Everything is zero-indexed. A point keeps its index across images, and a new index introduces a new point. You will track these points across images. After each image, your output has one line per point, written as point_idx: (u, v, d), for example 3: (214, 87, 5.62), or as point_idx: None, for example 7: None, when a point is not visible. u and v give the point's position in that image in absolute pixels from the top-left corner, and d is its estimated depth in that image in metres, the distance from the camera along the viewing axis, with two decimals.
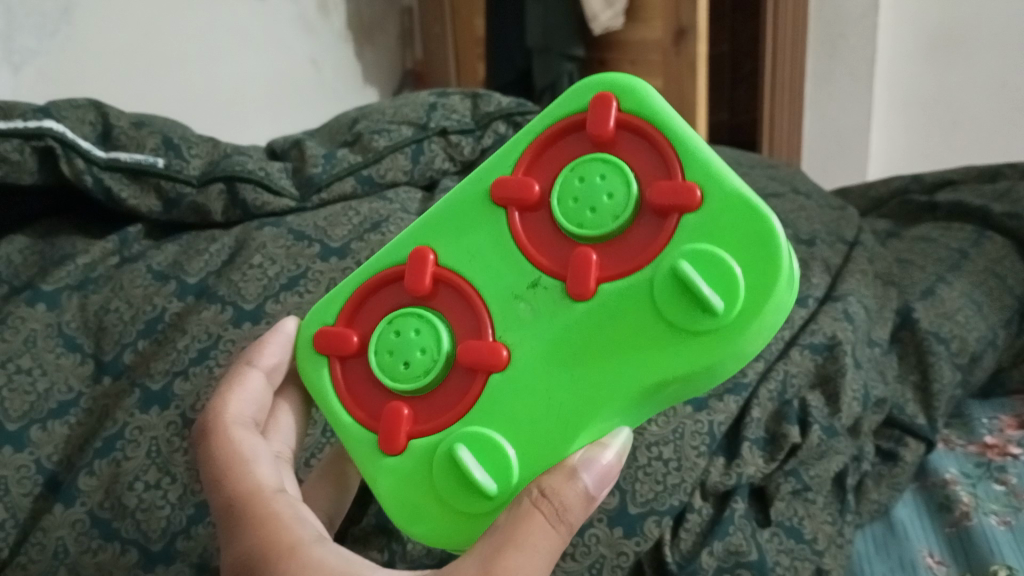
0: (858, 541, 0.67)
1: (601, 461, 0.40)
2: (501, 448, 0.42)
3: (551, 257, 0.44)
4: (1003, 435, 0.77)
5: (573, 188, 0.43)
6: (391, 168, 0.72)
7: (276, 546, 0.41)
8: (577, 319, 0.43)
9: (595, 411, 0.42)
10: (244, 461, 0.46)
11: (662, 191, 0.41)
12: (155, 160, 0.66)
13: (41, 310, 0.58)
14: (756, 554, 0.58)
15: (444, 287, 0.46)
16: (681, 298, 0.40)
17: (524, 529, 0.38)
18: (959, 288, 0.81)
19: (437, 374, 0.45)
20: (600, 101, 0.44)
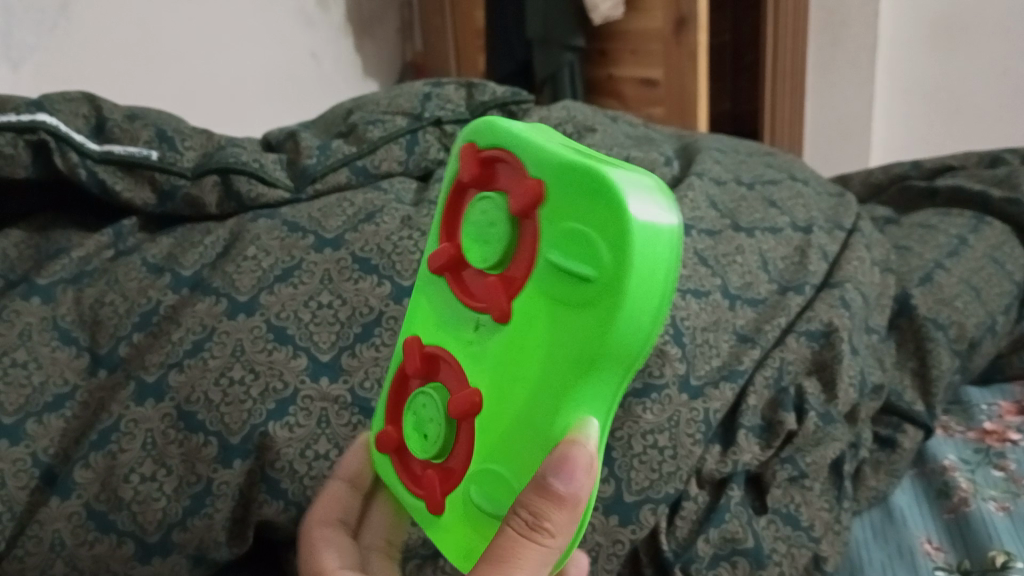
0: (856, 528, 0.67)
1: (575, 457, 0.34)
2: (495, 475, 0.37)
3: (476, 296, 0.39)
4: (1002, 420, 0.77)
5: (474, 231, 0.39)
6: (385, 159, 0.72)
7: None
8: (501, 338, 0.38)
9: (536, 414, 0.36)
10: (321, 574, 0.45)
11: (519, 195, 0.37)
12: (149, 153, 0.66)
13: (36, 303, 0.58)
14: (753, 542, 0.58)
15: (434, 353, 0.41)
16: (565, 281, 0.35)
17: (504, 549, 0.35)
18: (957, 274, 0.81)
19: (446, 429, 0.40)
20: (461, 154, 0.41)
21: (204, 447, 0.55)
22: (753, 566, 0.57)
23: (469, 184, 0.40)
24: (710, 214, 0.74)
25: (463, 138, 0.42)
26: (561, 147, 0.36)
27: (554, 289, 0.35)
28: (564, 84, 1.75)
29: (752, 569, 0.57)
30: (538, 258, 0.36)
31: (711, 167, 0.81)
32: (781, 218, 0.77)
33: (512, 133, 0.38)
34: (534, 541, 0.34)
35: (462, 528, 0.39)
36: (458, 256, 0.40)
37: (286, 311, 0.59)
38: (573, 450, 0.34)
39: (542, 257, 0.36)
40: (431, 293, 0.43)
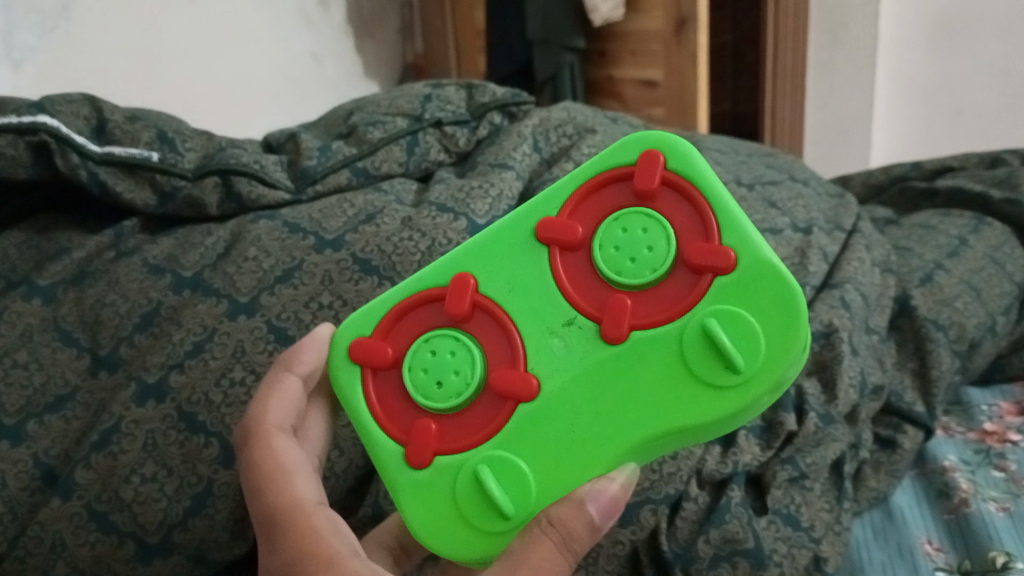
0: (856, 529, 0.67)
1: (607, 491, 0.40)
2: (523, 473, 0.43)
3: (590, 299, 0.44)
4: (1002, 421, 0.77)
5: (615, 238, 0.43)
6: (386, 160, 0.72)
7: (315, 555, 0.40)
8: (607, 357, 0.43)
9: (607, 443, 0.42)
10: (283, 473, 0.44)
11: (699, 250, 0.42)
12: (150, 154, 0.66)
13: (37, 304, 0.59)
14: (754, 542, 0.57)
15: (480, 313, 0.45)
16: (710, 355, 0.41)
17: (531, 557, 0.38)
18: (958, 275, 0.81)
19: (471, 398, 0.44)
20: (646, 156, 0.44)
21: (205, 448, 0.55)
22: (753, 567, 0.56)
23: (634, 191, 0.44)
24: None
25: (648, 142, 0.44)
26: (763, 245, 0.42)
27: (688, 351, 0.41)
28: (564, 84, 1.76)
29: (753, 569, 0.57)
30: (684, 314, 0.42)
31: (711, 168, 0.81)
32: (781, 218, 0.77)
33: (716, 188, 0.43)
34: (565, 554, 0.39)
35: (440, 495, 0.44)
36: (579, 246, 0.44)
37: (286, 312, 0.59)
38: (612, 487, 0.41)
39: (691, 316, 0.42)
40: (509, 251, 0.45)
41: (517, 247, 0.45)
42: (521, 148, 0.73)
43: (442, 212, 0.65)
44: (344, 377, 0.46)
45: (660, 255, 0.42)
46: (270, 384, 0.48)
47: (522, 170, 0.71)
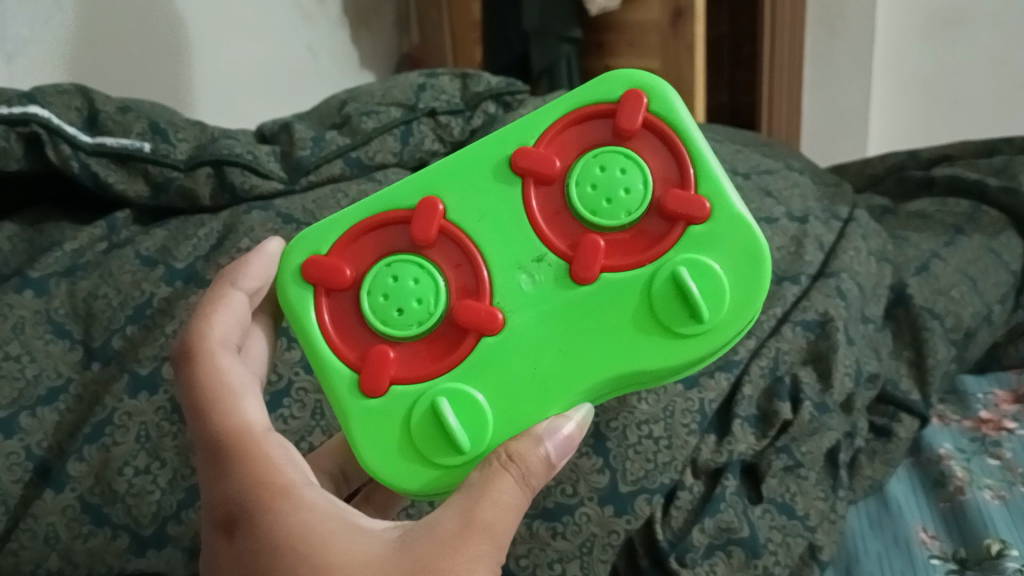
0: (851, 517, 0.67)
1: (563, 431, 0.41)
2: (481, 405, 0.44)
3: (560, 235, 0.45)
4: (998, 409, 0.77)
5: (592, 175, 0.45)
6: (380, 150, 0.71)
7: (269, 487, 0.40)
8: (577, 299, 0.45)
9: (570, 379, 0.45)
10: (232, 393, 0.44)
11: (675, 198, 0.44)
12: (142, 144, 0.65)
13: (29, 297, 0.58)
14: (748, 531, 0.58)
15: (445, 239, 0.46)
16: (677, 304, 0.44)
17: (492, 488, 0.39)
18: (955, 264, 0.80)
19: (433, 326, 0.45)
20: (631, 96, 0.45)
21: None
22: (748, 556, 0.57)
23: (616, 129, 0.45)
24: None
25: (633, 81, 0.46)
26: (738, 201, 0.44)
27: (655, 297, 0.44)
28: (562, 76, 1.74)
29: (748, 557, 0.58)
30: (655, 261, 0.44)
31: None
32: (777, 207, 0.76)
33: (695, 139, 0.45)
34: (525, 487, 0.39)
35: (397, 423, 0.45)
36: (554, 180, 0.45)
37: None
38: (567, 427, 0.42)
39: (661, 263, 0.44)
40: (480, 179, 0.46)
41: (490, 175, 0.46)
42: None
43: None
44: (308, 295, 0.46)
45: (635, 198, 0.44)
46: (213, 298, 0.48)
47: None
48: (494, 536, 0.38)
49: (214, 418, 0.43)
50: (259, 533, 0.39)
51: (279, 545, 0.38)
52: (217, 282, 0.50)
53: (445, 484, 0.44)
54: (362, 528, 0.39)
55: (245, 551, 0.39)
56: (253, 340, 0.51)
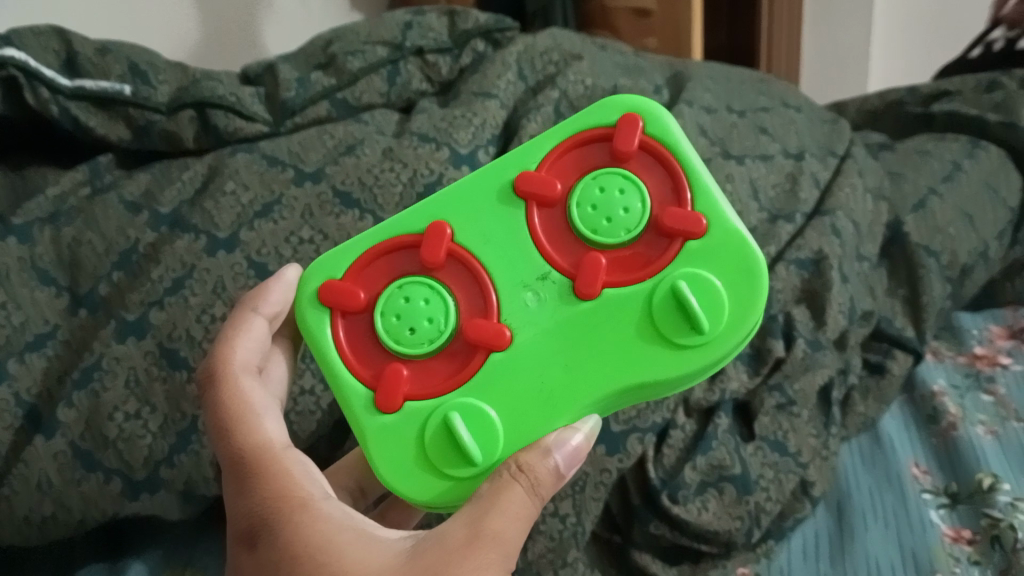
0: (843, 453, 0.67)
1: (572, 442, 0.39)
2: (491, 420, 0.42)
3: (564, 254, 0.43)
4: (993, 345, 0.77)
5: (592, 197, 0.43)
6: (366, 91, 0.70)
7: (286, 499, 0.39)
8: (585, 315, 0.43)
9: (578, 396, 0.42)
10: (253, 411, 0.43)
11: (672, 215, 0.42)
12: (122, 86, 0.64)
13: (12, 243, 0.57)
14: (740, 469, 0.58)
15: (454, 261, 0.44)
16: (677, 317, 0.42)
17: (503, 498, 0.37)
18: (952, 200, 0.78)
19: (440, 346, 0.43)
20: (626, 121, 0.43)
21: (188, 385, 0.55)
22: (739, 492, 0.58)
23: (613, 152, 0.43)
24: (699, 143, 0.71)
25: (626, 106, 0.44)
26: (734, 216, 0.43)
27: (656, 310, 0.42)
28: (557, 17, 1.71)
29: (739, 493, 0.58)
30: (656, 275, 0.42)
31: (702, 95, 0.77)
32: (772, 144, 0.74)
33: (692, 158, 0.43)
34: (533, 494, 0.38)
35: (406, 441, 0.43)
36: (554, 202, 0.44)
37: (266, 247, 0.59)
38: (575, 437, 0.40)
39: (661, 278, 0.42)
40: (481, 200, 0.44)
41: (492, 198, 0.44)
42: (505, 76, 0.71)
43: (424, 142, 0.64)
44: (312, 320, 0.45)
45: (637, 216, 0.43)
46: (234, 321, 0.47)
47: (506, 99, 0.69)
48: (503, 545, 0.35)
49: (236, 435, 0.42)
50: (275, 547, 0.37)
51: (294, 559, 0.36)
52: (238, 309, 0.49)
53: (457, 498, 0.43)
54: (377, 539, 0.37)
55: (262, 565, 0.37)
56: (273, 365, 0.50)
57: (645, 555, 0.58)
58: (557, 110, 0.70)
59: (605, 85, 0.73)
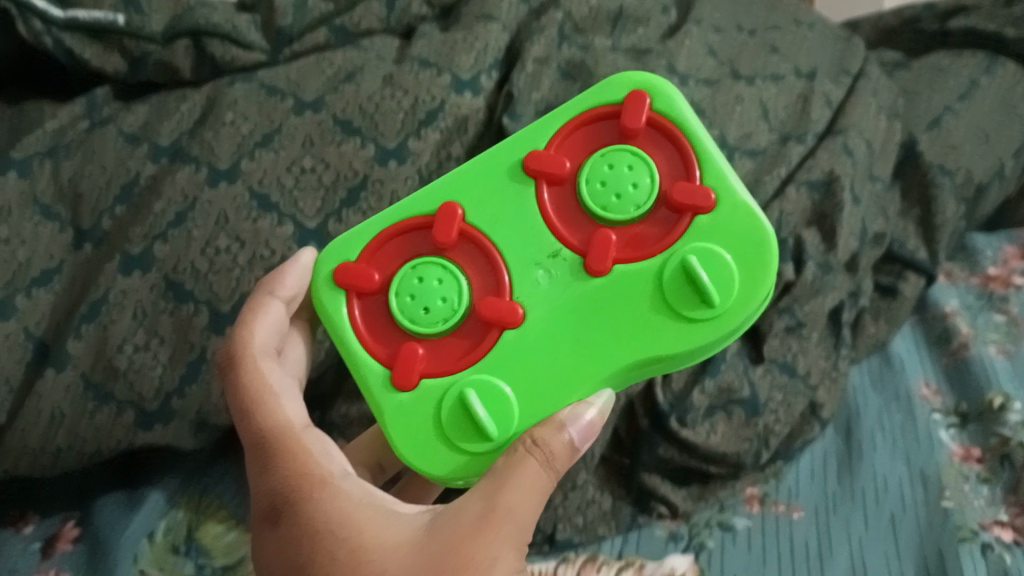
0: (853, 374, 0.66)
1: (586, 416, 0.40)
2: (506, 396, 0.42)
3: (574, 232, 0.44)
4: (1007, 265, 0.76)
5: (601, 173, 0.44)
6: (365, 15, 0.68)
7: (307, 481, 0.40)
8: (595, 291, 0.43)
9: (590, 369, 0.43)
10: (271, 395, 0.44)
11: (681, 188, 0.42)
12: (116, 16, 0.62)
13: (13, 178, 0.56)
14: (748, 391, 0.58)
15: (466, 241, 0.44)
16: (687, 290, 0.42)
17: (514, 473, 0.37)
18: (967, 119, 0.76)
19: (454, 325, 0.44)
20: (633, 97, 0.44)
21: (195, 317, 0.55)
22: (748, 415, 0.58)
23: (620, 128, 0.44)
24: (708, 64, 0.69)
25: (634, 82, 0.45)
26: (741, 187, 0.43)
27: (667, 283, 0.42)
28: None
29: (747, 416, 0.58)
30: (666, 250, 0.43)
31: (711, 14, 0.75)
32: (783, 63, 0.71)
33: (699, 132, 0.44)
34: (548, 468, 0.38)
35: (423, 418, 0.43)
36: (564, 181, 0.44)
37: (268, 178, 0.58)
38: (587, 412, 0.40)
39: (671, 252, 0.42)
40: (493, 180, 0.45)
41: (504, 176, 0.45)
42: None
43: (425, 68, 0.62)
44: (328, 301, 0.45)
45: (644, 193, 0.43)
46: (251, 304, 0.47)
47: (508, 22, 0.66)
48: (517, 520, 0.36)
49: (256, 419, 0.43)
50: (295, 527, 0.39)
51: (316, 538, 0.38)
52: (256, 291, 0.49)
53: (474, 473, 0.43)
54: (396, 516, 0.39)
55: (284, 544, 0.39)
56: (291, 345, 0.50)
57: (653, 477, 0.57)
58: (561, 32, 0.68)
59: (610, 5, 0.71)
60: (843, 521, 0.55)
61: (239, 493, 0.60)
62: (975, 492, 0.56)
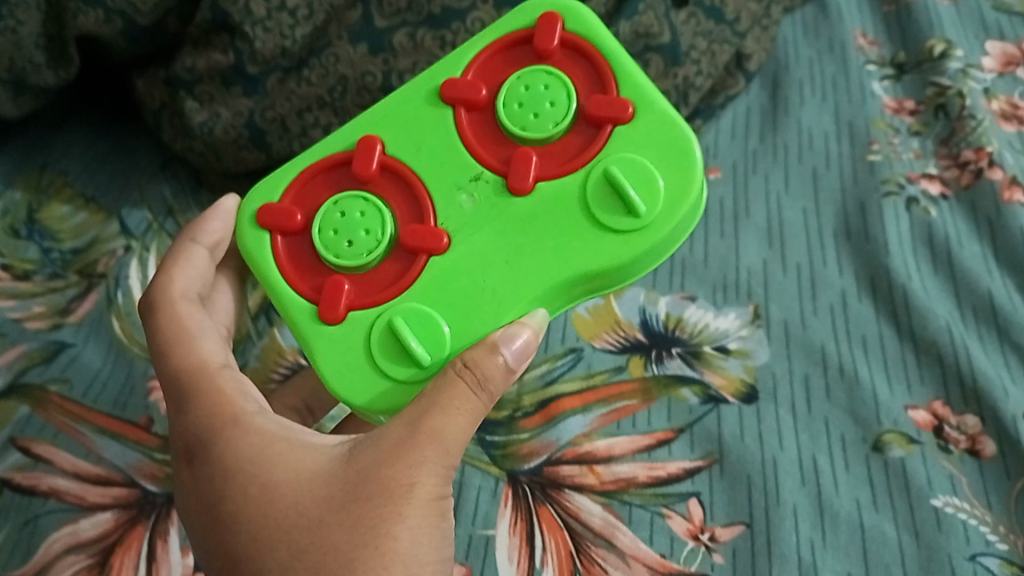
0: (784, 25, 0.58)
1: (522, 335, 0.32)
2: (433, 325, 0.34)
3: (497, 153, 0.37)
4: None
5: (519, 95, 0.37)
6: None
7: (212, 424, 0.33)
8: (528, 207, 0.36)
9: (523, 291, 0.35)
10: (186, 336, 0.36)
11: (599, 102, 0.36)
12: None
13: None
14: (669, 38, 0.49)
15: (391, 175, 0.37)
16: (615, 203, 0.35)
17: (443, 398, 0.30)
18: None
19: (382, 257, 0.36)
20: (545, 18, 0.38)
21: None
22: (667, 65, 0.49)
23: (533, 50, 0.37)
24: None
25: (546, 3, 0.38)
26: (662, 98, 0.36)
27: (595, 197, 0.35)
28: None
29: (667, 66, 0.50)
30: (587, 163, 0.36)
31: None
32: None
33: (618, 48, 0.37)
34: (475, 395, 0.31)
35: (334, 360, 0.35)
36: (482, 106, 0.37)
37: None
38: (522, 331, 0.32)
39: (593, 165, 0.36)
40: (411, 107, 0.38)
41: (419, 102, 0.38)
42: None
43: None
44: (247, 243, 0.37)
45: (567, 114, 0.36)
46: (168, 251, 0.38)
47: None
48: (443, 446, 0.30)
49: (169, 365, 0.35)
50: (208, 464, 0.32)
51: (229, 472, 0.31)
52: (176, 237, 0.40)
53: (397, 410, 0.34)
54: (310, 448, 0.32)
55: (200, 485, 0.32)
56: (217, 292, 0.42)
57: None
58: None
59: None
60: (761, 178, 0.50)
61: (89, 170, 0.51)
62: (905, 146, 0.51)
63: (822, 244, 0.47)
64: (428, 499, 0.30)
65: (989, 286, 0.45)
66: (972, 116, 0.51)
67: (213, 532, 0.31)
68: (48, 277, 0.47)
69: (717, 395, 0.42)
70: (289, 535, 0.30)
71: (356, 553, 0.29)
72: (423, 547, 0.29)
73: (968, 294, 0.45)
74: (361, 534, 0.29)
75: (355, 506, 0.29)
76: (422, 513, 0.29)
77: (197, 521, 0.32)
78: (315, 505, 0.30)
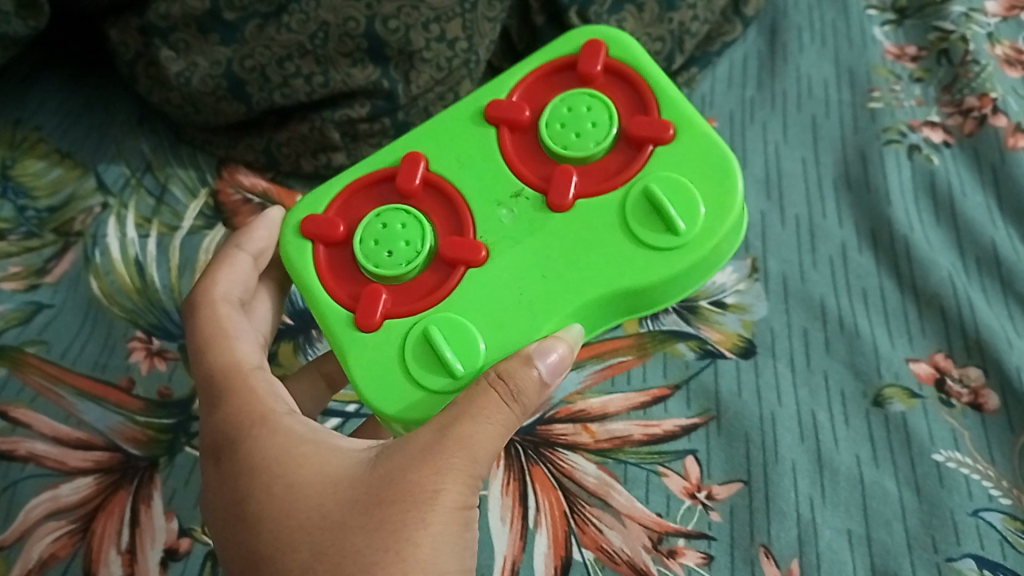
0: None
1: (555, 349, 0.30)
2: (470, 335, 0.33)
3: (539, 171, 0.36)
4: None
5: (562, 116, 0.36)
6: None
7: (240, 428, 0.31)
8: (571, 221, 0.35)
9: (562, 302, 0.33)
10: (222, 336, 0.35)
11: (640, 122, 0.35)
12: None
13: None
14: None
15: (435, 190, 0.36)
16: (657, 221, 0.34)
17: (475, 405, 0.29)
18: None
19: (420, 267, 0.35)
20: (590, 44, 0.37)
21: None
22: (661, 10, 0.48)
23: (578, 76, 0.37)
24: None
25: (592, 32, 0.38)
26: (704, 121, 0.36)
27: (638, 215, 0.34)
28: None
29: (662, 10, 0.48)
30: (628, 181, 0.35)
31: None
32: None
33: (662, 77, 0.37)
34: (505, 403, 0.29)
35: (366, 371, 0.33)
36: (524, 127, 0.37)
37: None
38: (555, 344, 0.31)
39: (633, 184, 0.35)
40: (456, 126, 0.37)
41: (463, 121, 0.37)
42: None
43: None
44: (290, 252, 0.36)
45: (611, 135, 0.36)
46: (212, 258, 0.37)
47: None
48: (472, 454, 0.28)
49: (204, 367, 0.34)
50: (234, 463, 0.31)
51: (254, 474, 0.30)
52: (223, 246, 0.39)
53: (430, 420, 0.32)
54: (339, 452, 0.30)
55: (225, 485, 0.31)
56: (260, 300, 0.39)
57: None
58: None
59: None
60: (759, 128, 0.49)
61: (64, 124, 0.50)
62: (907, 93, 0.50)
63: (821, 195, 0.46)
64: (454, 507, 0.28)
65: (993, 236, 0.44)
66: (976, 61, 0.49)
67: (235, 531, 0.30)
68: (23, 236, 0.46)
69: (714, 349, 0.41)
70: (308, 534, 0.28)
71: (375, 557, 0.27)
72: (445, 555, 0.27)
73: (972, 244, 0.44)
74: (382, 536, 0.27)
75: (377, 509, 0.28)
76: (446, 521, 0.28)
77: (219, 521, 0.31)
78: (337, 507, 0.28)
